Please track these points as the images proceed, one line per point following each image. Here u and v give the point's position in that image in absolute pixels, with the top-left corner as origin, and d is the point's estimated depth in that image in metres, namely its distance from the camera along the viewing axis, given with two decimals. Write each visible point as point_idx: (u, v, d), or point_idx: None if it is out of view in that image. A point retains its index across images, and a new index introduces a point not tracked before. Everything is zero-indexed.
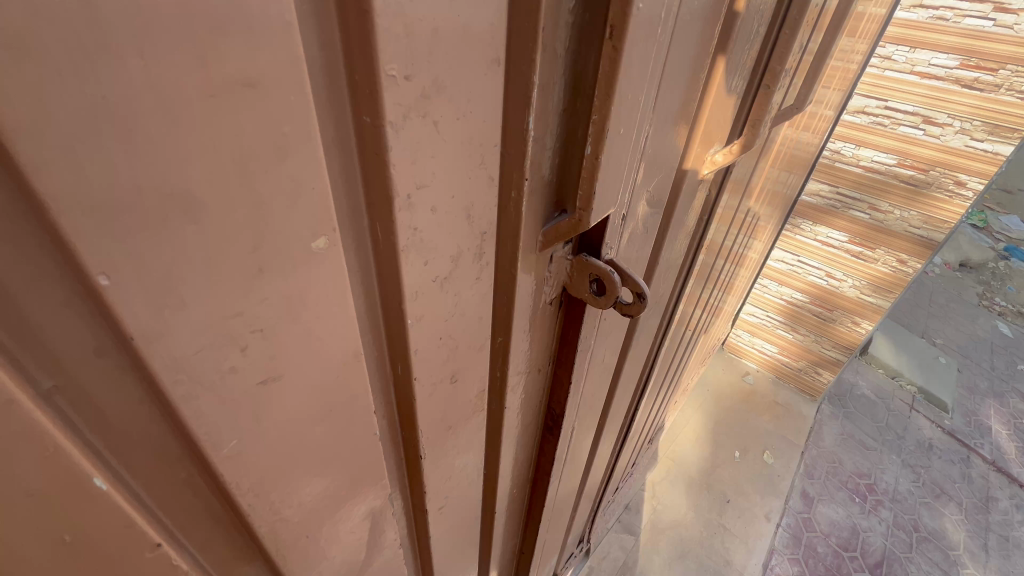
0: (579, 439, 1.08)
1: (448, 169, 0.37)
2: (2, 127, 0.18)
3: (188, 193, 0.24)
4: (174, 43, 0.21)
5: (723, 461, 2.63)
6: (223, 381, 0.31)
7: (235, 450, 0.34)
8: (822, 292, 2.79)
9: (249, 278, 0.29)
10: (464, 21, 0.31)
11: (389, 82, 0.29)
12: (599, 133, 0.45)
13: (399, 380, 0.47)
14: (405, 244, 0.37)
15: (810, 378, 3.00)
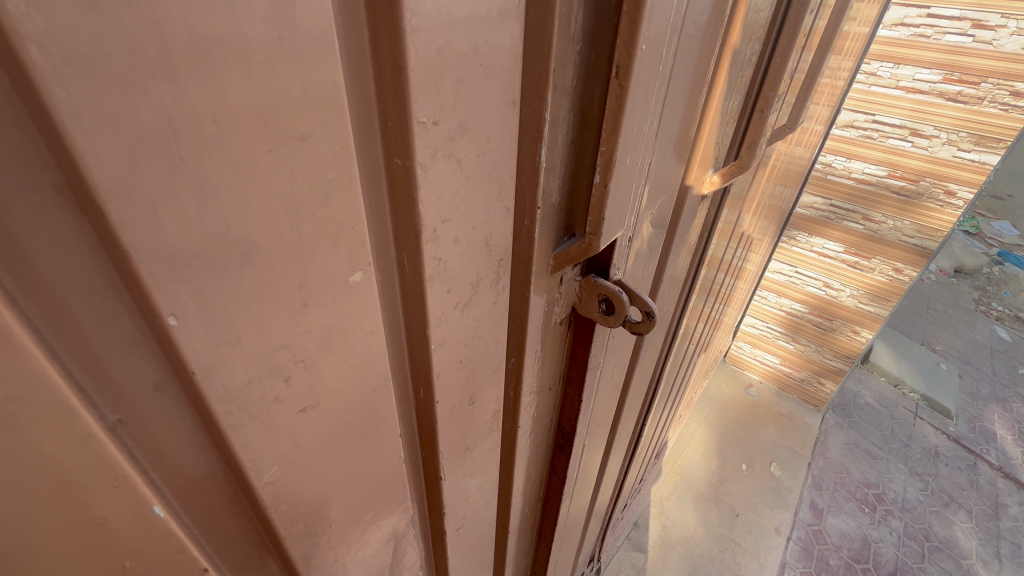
0: (589, 456, 1.09)
1: (469, 203, 0.39)
2: (98, 186, 0.20)
3: (246, 237, 0.26)
4: (240, 109, 0.23)
5: (730, 475, 2.62)
6: (268, 410, 0.33)
7: (276, 476, 0.36)
8: (821, 302, 2.81)
9: (294, 312, 0.31)
10: (485, 68, 0.33)
11: (420, 128, 0.31)
12: (608, 163, 0.47)
13: (421, 405, 0.49)
14: (430, 274, 0.39)
15: (813, 389, 3.01)
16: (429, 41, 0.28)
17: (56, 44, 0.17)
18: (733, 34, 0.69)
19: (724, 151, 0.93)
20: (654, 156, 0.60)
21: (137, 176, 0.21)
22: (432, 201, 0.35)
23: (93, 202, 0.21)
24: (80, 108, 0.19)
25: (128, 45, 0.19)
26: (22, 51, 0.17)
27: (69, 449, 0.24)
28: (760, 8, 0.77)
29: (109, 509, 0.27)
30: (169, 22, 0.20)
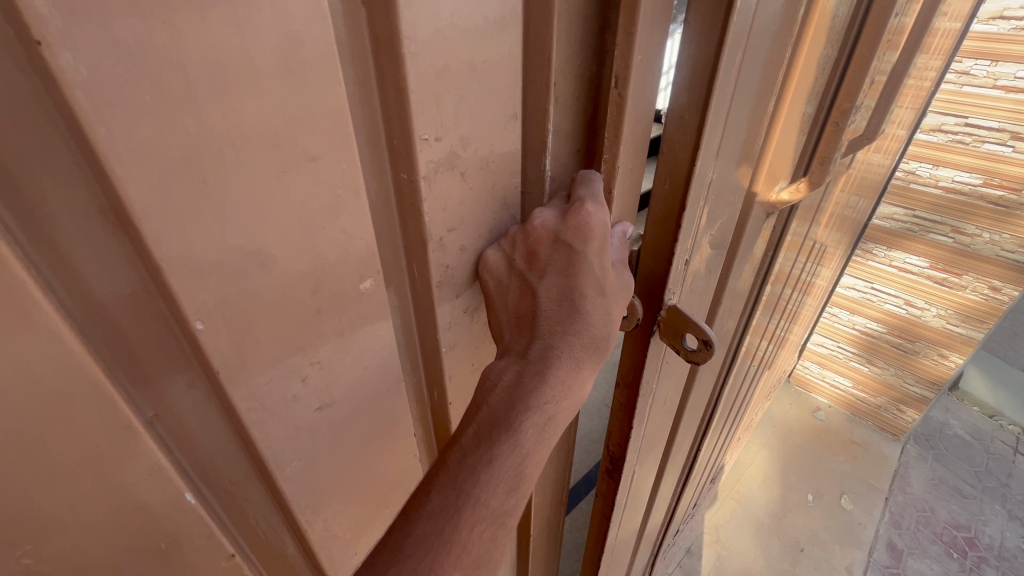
0: (642, 478, 1.07)
1: (474, 213, 0.41)
2: (135, 209, 0.24)
3: (262, 249, 0.30)
4: (253, 137, 0.27)
5: (794, 505, 2.44)
6: (287, 407, 0.36)
7: (296, 469, 0.39)
8: (902, 321, 2.57)
9: (308, 316, 0.34)
10: (485, 86, 0.35)
11: (423, 144, 0.33)
12: (612, 172, 0.45)
13: (436, 405, 0.51)
14: (439, 280, 0.41)
15: (892, 417, 2.75)
16: (427, 64, 0.31)
17: (101, 92, 0.21)
18: (803, 43, 0.67)
19: (795, 164, 0.90)
20: (713, 171, 0.59)
21: (167, 200, 0.25)
22: (438, 212, 0.37)
23: (130, 222, 0.24)
24: (119, 143, 0.23)
25: (158, 88, 0.23)
26: (73, 100, 0.21)
27: (111, 437, 0.27)
28: (835, 15, 0.74)
29: (147, 494, 0.30)
30: (190, 63, 0.23)
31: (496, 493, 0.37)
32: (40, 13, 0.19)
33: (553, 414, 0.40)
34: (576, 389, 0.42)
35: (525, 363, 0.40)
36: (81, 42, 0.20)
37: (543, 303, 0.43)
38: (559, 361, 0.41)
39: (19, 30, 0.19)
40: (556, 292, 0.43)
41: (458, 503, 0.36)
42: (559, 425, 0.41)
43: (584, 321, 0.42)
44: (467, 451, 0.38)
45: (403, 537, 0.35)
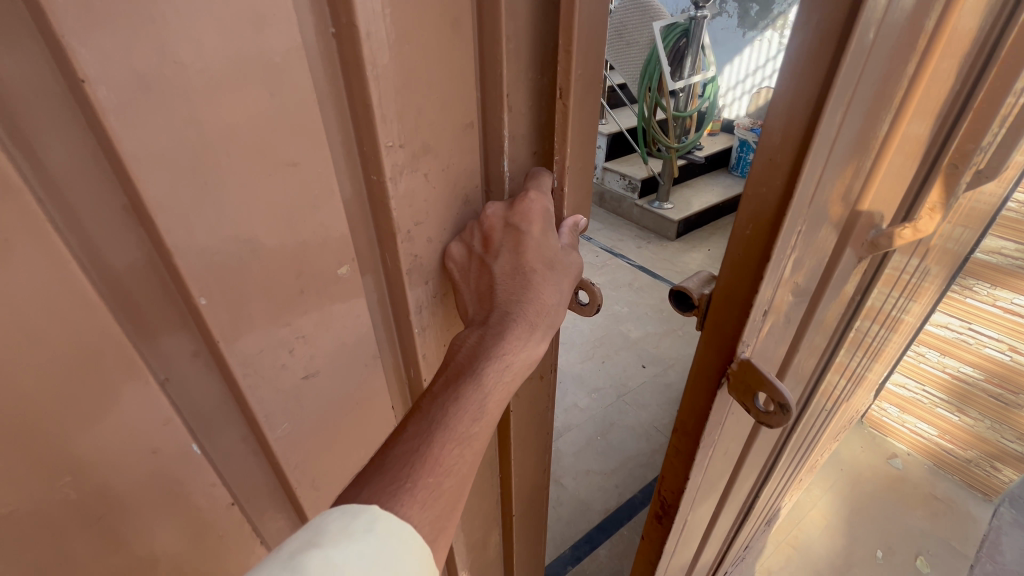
0: (694, 526, 0.99)
1: (435, 206, 0.50)
2: (152, 207, 0.32)
3: (253, 238, 0.38)
4: (244, 149, 0.35)
5: (860, 559, 2.06)
6: (277, 374, 0.44)
7: (286, 432, 0.47)
8: (1005, 370, 1.96)
9: (293, 295, 0.42)
10: (440, 100, 0.45)
11: (388, 150, 0.43)
12: (562, 170, 0.56)
13: (413, 381, 0.60)
14: (408, 267, 0.50)
15: (985, 474, 2.22)
16: (390, 86, 0.40)
17: (123, 114, 0.29)
18: (926, 63, 0.56)
19: (903, 203, 0.76)
20: (808, 212, 0.52)
21: (175, 199, 0.33)
22: (404, 207, 0.47)
23: (149, 219, 0.33)
24: (139, 154, 0.31)
25: (169, 111, 0.31)
26: (107, 122, 0.29)
27: (133, 393, 0.35)
28: (972, 29, 0.61)
29: (160, 443, 0.38)
30: (194, 92, 0.31)
31: (460, 423, 0.45)
32: (85, 61, 0.27)
33: (510, 365, 0.49)
34: (532, 342, 0.51)
35: (485, 327, 0.50)
36: (112, 81, 0.28)
37: (498, 279, 0.52)
38: (512, 319, 0.50)
39: (70, 73, 0.27)
40: (511, 269, 0.52)
41: (427, 430, 0.44)
42: (518, 373, 0.50)
43: (533, 292, 0.52)
44: (437, 392, 0.47)
45: (383, 456, 0.43)
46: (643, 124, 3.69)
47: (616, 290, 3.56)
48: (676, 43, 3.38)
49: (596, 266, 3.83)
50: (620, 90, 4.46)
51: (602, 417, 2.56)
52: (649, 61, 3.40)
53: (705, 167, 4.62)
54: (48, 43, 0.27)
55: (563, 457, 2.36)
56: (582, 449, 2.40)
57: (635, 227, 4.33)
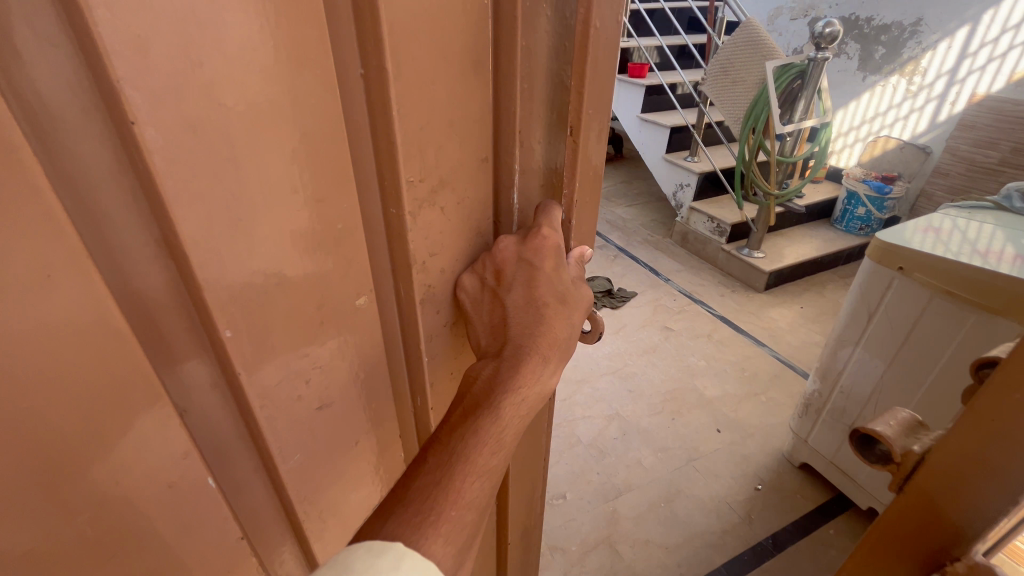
0: None
1: (449, 239, 0.55)
2: (189, 243, 0.35)
3: (279, 272, 0.41)
4: (276, 186, 0.38)
5: None
6: (293, 406, 0.48)
7: (299, 464, 0.51)
8: None
9: (315, 327, 0.47)
10: (458, 135, 0.50)
11: (410, 185, 0.48)
12: (571, 205, 0.61)
13: (419, 411, 0.65)
14: (421, 297, 0.56)
15: None
16: (411, 127, 0.45)
17: (166, 151, 0.32)
18: None
19: None
20: None
21: (211, 234, 0.36)
22: (421, 240, 0.52)
23: (184, 255, 0.35)
24: (179, 193, 0.33)
25: (209, 148, 0.34)
26: (151, 159, 0.31)
27: (159, 428, 0.38)
28: None
29: (175, 478, 0.41)
30: (233, 130, 0.34)
31: (480, 455, 0.48)
32: (135, 105, 0.30)
33: (526, 399, 0.52)
34: (546, 375, 0.54)
35: (500, 359, 0.53)
36: (160, 121, 0.31)
37: (511, 312, 0.56)
38: (529, 352, 0.54)
39: (121, 116, 0.30)
40: (522, 302, 0.57)
41: (447, 464, 0.47)
42: (533, 405, 0.53)
43: (547, 324, 0.56)
44: (454, 425, 0.50)
45: (404, 485, 0.46)
46: (742, 166, 3.55)
47: (693, 340, 3.33)
48: (789, 83, 3.24)
49: (673, 311, 3.63)
50: (718, 127, 4.28)
51: (669, 483, 2.33)
52: (757, 99, 3.27)
53: (803, 217, 4.34)
54: (98, 89, 0.29)
55: (621, 520, 2.18)
56: (643, 515, 2.19)
57: (719, 273, 4.14)
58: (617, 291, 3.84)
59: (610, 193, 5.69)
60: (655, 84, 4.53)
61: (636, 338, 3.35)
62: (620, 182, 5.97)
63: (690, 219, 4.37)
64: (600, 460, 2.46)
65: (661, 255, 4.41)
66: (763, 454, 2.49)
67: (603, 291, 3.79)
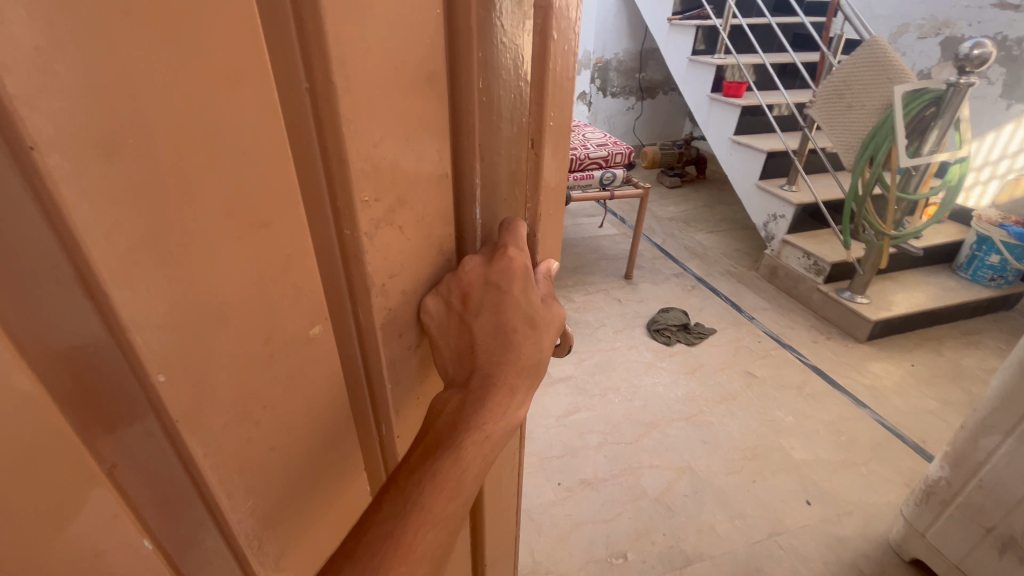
0: None
1: (410, 256, 0.64)
2: (112, 289, 0.38)
3: (215, 307, 0.46)
4: (211, 216, 0.42)
5: None
6: (241, 446, 0.54)
7: (247, 512, 0.57)
8: None
9: (265, 360, 0.53)
10: (417, 153, 0.58)
11: (365, 205, 0.54)
12: (534, 215, 0.75)
13: (384, 439, 0.75)
14: (382, 322, 0.63)
15: None
16: (364, 150, 0.51)
17: (71, 183, 0.34)
18: None
19: None
20: None
21: (135, 267, 0.38)
22: (379, 261, 0.59)
23: (105, 298, 0.38)
24: (88, 226, 0.35)
25: (124, 176, 0.36)
26: (55, 190, 0.33)
27: (80, 490, 0.40)
28: None
29: (107, 543, 0.43)
30: (154, 153, 0.37)
31: (436, 500, 0.59)
32: (35, 130, 0.31)
33: (490, 436, 0.63)
34: (510, 404, 0.65)
35: (466, 393, 0.64)
36: (61, 147, 0.33)
37: (478, 339, 0.67)
38: (490, 387, 0.64)
39: (17, 140, 0.31)
40: (487, 329, 0.67)
41: (402, 511, 0.58)
42: (497, 436, 0.64)
43: (514, 350, 0.67)
44: (414, 465, 0.61)
45: (367, 524, 0.58)
46: (852, 202, 3.21)
47: (779, 391, 3.04)
48: (921, 111, 2.90)
49: (757, 355, 3.34)
50: (824, 154, 3.89)
51: (746, 559, 2.11)
52: (881, 125, 2.98)
53: (919, 261, 3.89)
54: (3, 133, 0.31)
55: None
56: None
57: (812, 315, 3.74)
58: (692, 325, 3.60)
59: (691, 216, 5.38)
60: (754, 104, 4.21)
61: (714, 382, 3.09)
62: (703, 205, 5.63)
63: (783, 252, 4.01)
64: (668, 519, 2.27)
65: (746, 289, 4.08)
66: (863, 540, 2.20)
67: (677, 324, 3.56)
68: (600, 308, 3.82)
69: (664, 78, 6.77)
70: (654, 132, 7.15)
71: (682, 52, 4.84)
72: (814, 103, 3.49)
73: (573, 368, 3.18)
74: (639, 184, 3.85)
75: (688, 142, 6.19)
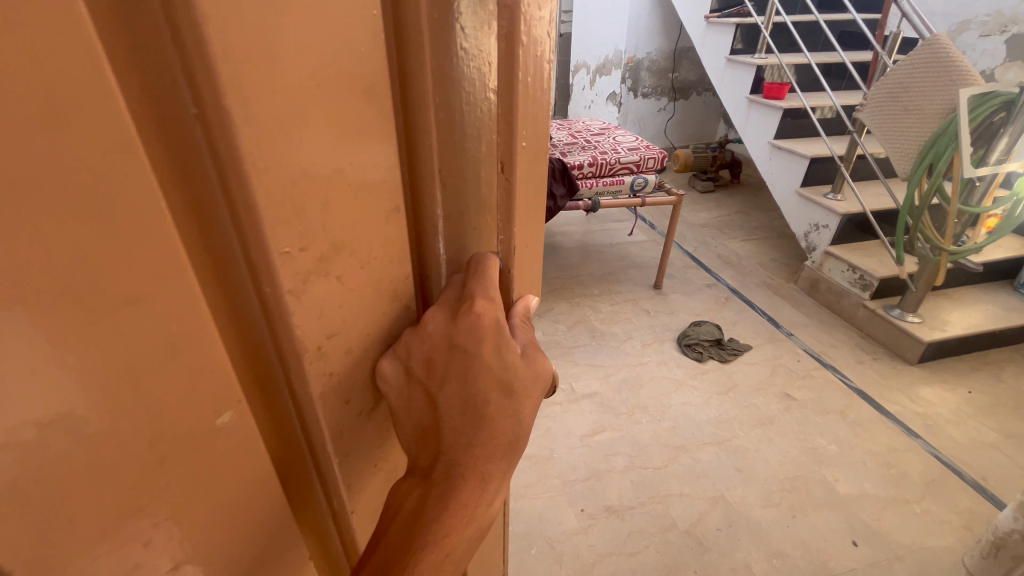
0: None
1: (353, 306, 0.56)
2: None
3: (66, 415, 0.37)
4: (49, 305, 0.34)
5: None
6: (127, 562, 0.45)
7: None
8: None
9: (151, 464, 0.44)
10: (354, 189, 0.50)
11: (286, 256, 0.46)
12: (505, 248, 0.67)
13: (337, 510, 0.66)
14: (321, 385, 0.55)
15: None
16: (281, 189, 0.43)
17: None
18: None
19: None
20: None
21: None
22: (311, 319, 0.51)
23: None
24: None
25: None
26: None
27: None
28: None
29: None
30: None
31: None
32: None
33: (450, 547, 0.57)
34: (481, 501, 0.58)
35: (426, 487, 0.58)
36: None
37: (442, 415, 0.59)
38: (456, 484, 0.57)
39: None
40: (452, 402, 0.59)
41: None
42: (458, 536, 0.57)
43: (484, 427, 0.59)
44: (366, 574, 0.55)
45: None
46: (906, 212, 2.96)
47: (821, 416, 2.83)
48: (989, 116, 2.63)
49: (796, 376, 3.13)
50: (874, 160, 3.64)
51: None
52: (943, 130, 2.74)
53: (977, 276, 3.62)
54: None
55: None
56: None
57: (857, 334, 3.51)
58: (726, 341, 3.41)
59: (724, 223, 5.16)
60: (796, 107, 3.98)
61: (749, 404, 2.91)
62: (737, 212, 5.39)
63: (824, 265, 3.78)
64: (700, 555, 2.11)
65: (784, 303, 3.86)
66: None
67: (710, 339, 3.38)
68: (628, 319, 3.66)
69: (698, 78, 6.55)
70: (687, 135, 6.92)
71: (720, 52, 4.62)
72: (865, 107, 3.27)
73: (598, 384, 3.04)
74: (672, 191, 3.67)
75: (722, 145, 5.95)
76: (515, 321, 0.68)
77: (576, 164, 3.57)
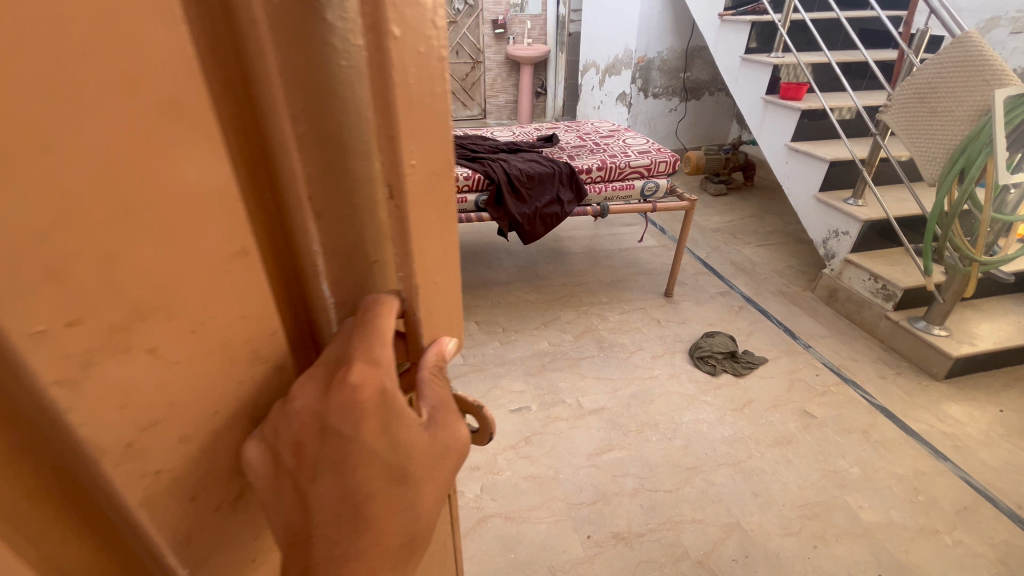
0: None
1: (187, 384, 0.41)
2: None
3: None
4: None
5: None
6: None
7: None
8: None
9: None
10: (166, 233, 0.36)
11: (38, 337, 0.32)
12: (409, 289, 0.52)
13: None
14: (142, 496, 0.41)
15: None
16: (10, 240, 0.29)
17: None
18: None
19: None
20: None
21: None
22: (109, 411, 0.37)
23: None
24: None
25: None
26: None
27: None
28: None
29: None
30: None
31: None
32: None
33: None
34: None
35: None
36: None
37: (315, 520, 0.47)
38: None
39: None
40: (328, 507, 0.47)
41: None
42: None
43: (368, 529, 0.48)
44: None
45: None
46: (933, 220, 2.80)
47: (842, 436, 2.68)
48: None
49: (816, 392, 2.98)
50: (898, 164, 3.47)
51: None
52: (975, 134, 2.59)
53: (1006, 287, 3.46)
54: None
55: None
56: None
57: (878, 346, 3.34)
58: (740, 353, 3.26)
59: (737, 228, 4.99)
60: (814, 108, 3.82)
61: (765, 422, 2.76)
62: (751, 216, 5.23)
63: (844, 273, 3.62)
64: None
65: (801, 312, 3.69)
66: None
67: (723, 351, 3.23)
68: (637, 329, 3.52)
69: (710, 78, 6.39)
70: (699, 136, 6.76)
71: (734, 51, 4.46)
72: (890, 109, 3.11)
73: (605, 399, 2.90)
74: (685, 196, 3.52)
75: (735, 147, 5.78)
76: (422, 383, 0.53)
77: (584, 168, 3.44)
